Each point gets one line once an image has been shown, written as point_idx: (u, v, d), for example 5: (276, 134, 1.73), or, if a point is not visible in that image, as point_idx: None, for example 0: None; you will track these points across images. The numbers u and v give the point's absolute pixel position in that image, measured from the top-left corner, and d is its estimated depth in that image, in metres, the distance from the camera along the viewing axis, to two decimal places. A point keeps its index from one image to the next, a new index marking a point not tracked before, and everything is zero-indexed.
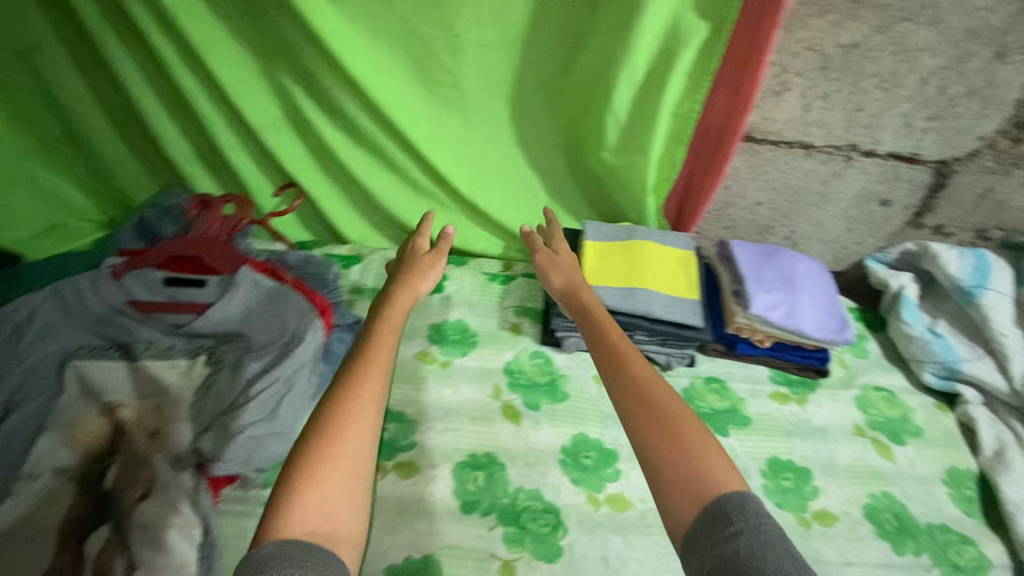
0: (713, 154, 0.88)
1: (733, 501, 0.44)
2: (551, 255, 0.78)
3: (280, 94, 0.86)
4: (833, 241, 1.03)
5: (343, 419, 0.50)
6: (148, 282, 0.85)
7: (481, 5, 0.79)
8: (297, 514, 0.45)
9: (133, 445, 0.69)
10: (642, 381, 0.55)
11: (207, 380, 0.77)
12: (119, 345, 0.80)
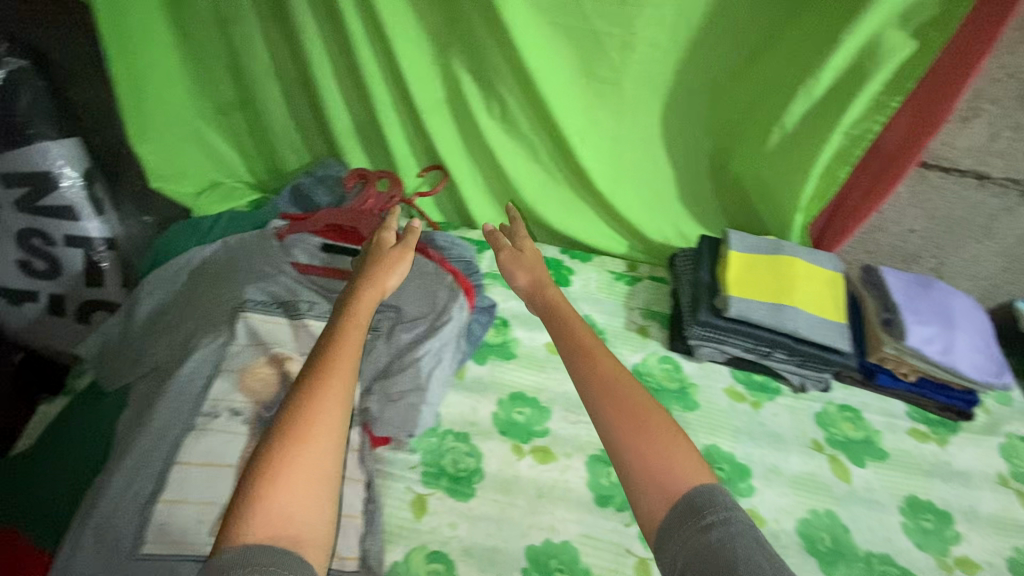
0: (882, 176, 0.85)
1: (702, 495, 0.43)
2: (512, 251, 0.70)
3: (448, 78, 0.89)
4: (984, 279, 0.98)
5: (303, 421, 0.47)
6: (307, 247, 0.90)
7: (665, 4, 0.78)
8: (259, 518, 0.42)
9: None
10: (615, 380, 0.52)
11: (365, 344, 0.80)
12: (282, 302, 0.84)
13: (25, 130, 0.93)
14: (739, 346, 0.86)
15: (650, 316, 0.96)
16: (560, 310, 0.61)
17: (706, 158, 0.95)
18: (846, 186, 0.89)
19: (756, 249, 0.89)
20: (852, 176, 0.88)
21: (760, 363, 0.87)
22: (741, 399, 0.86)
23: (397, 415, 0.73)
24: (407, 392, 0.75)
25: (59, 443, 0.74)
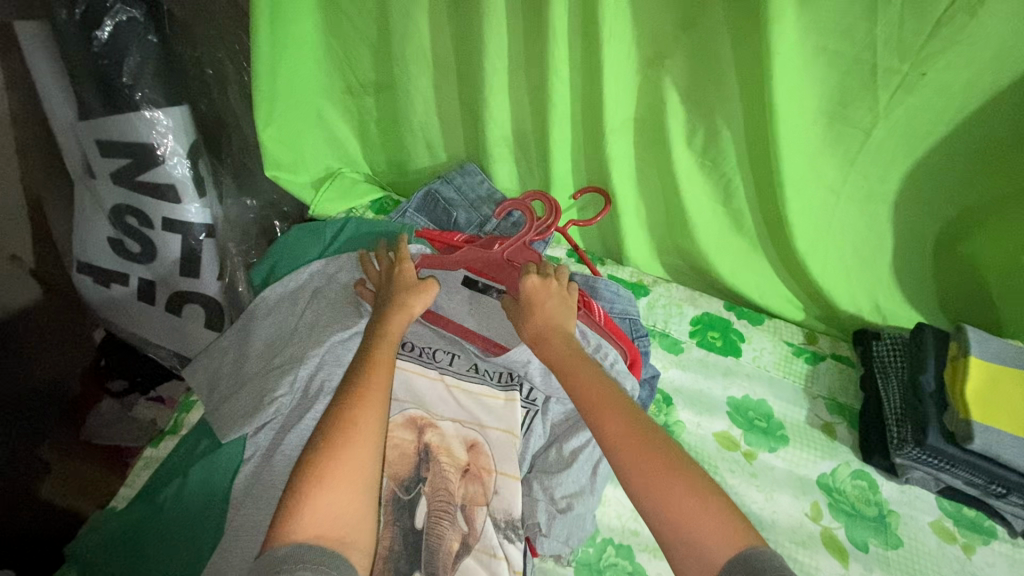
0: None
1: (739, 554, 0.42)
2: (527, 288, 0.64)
3: (652, 95, 0.71)
4: None
5: (347, 422, 0.50)
6: (445, 279, 0.75)
7: (988, 42, 0.57)
8: (307, 516, 0.45)
9: (455, 489, 0.62)
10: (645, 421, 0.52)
11: (524, 420, 0.67)
12: (424, 347, 0.72)
13: (131, 93, 0.78)
14: (961, 477, 0.70)
15: (837, 411, 0.80)
16: (570, 357, 0.58)
17: (945, 229, 0.74)
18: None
19: (1006, 356, 0.70)
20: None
21: (982, 498, 0.71)
22: (952, 538, 0.70)
23: (565, 527, 0.60)
24: (572, 494, 0.61)
25: (162, 501, 0.61)
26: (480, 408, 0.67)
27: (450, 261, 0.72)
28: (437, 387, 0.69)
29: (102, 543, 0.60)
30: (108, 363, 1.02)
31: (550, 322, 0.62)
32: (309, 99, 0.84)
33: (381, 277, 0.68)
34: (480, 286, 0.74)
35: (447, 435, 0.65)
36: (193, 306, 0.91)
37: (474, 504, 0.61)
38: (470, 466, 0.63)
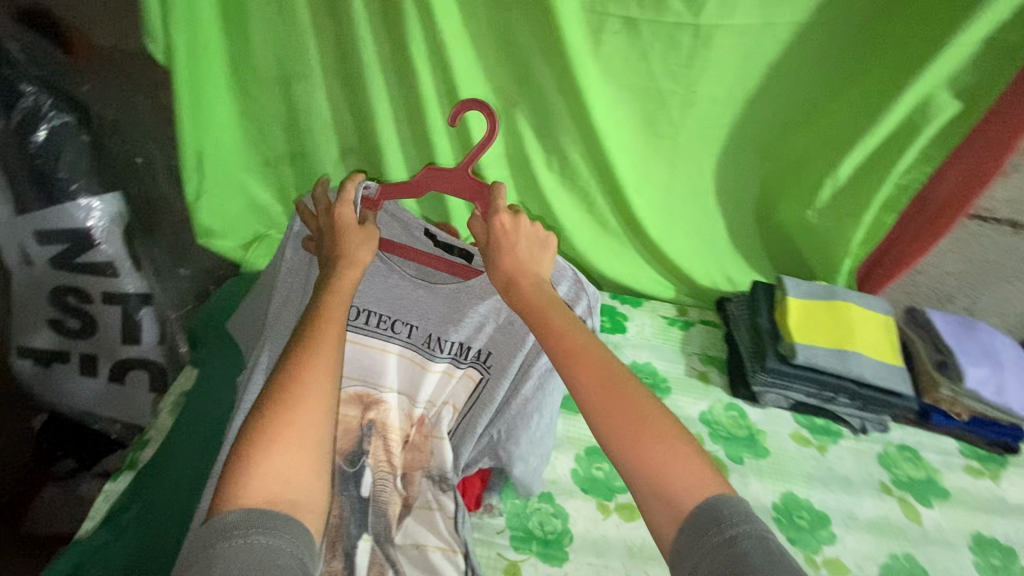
0: (927, 225, 0.89)
1: (708, 510, 0.45)
2: (498, 228, 0.67)
3: (511, 134, 0.90)
4: (1014, 316, 1.03)
5: (296, 388, 0.50)
6: (407, 227, 0.75)
7: (728, 67, 0.82)
8: (254, 481, 0.45)
9: (396, 460, 0.74)
10: (612, 377, 0.54)
11: (465, 395, 0.76)
12: (381, 317, 0.75)
13: (68, 185, 0.89)
14: (802, 391, 0.88)
15: (708, 361, 0.98)
16: (547, 306, 0.60)
17: (757, 205, 0.97)
18: (893, 234, 0.93)
19: (815, 291, 0.91)
20: (895, 226, 0.92)
21: (822, 407, 0.90)
22: (807, 443, 0.88)
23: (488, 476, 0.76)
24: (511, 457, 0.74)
25: (123, 524, 0.76)
26: (420, 386, 0.76)
27: (409, 193, 0.72)
28: (390, 360, 0.76)
29: (72, 565, 0.72)
30: (50, 446, 1.03)
31: (522, 270, 0.64)
32: (229, 174, 0.97)
33: (323, 228, 0.70)
34: (441, 243, 0.75)
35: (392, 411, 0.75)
36: (137, 371, 1.00)
37: (409, 468, 0.75)
38: (411, 436, 0.76)
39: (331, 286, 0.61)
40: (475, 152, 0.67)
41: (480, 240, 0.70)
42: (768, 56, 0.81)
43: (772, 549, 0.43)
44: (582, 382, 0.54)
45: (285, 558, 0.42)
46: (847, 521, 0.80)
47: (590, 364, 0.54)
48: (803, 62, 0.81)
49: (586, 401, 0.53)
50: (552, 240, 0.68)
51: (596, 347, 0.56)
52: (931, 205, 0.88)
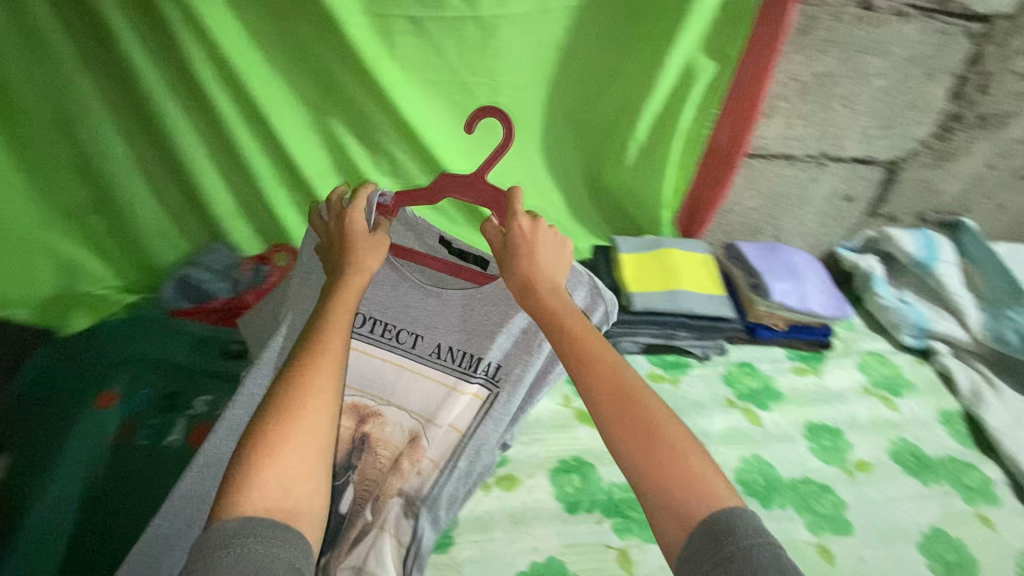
0: (722, 172, 1.00)
1: (723, 521, 0.44)
2: (517, 232, 0.60)
3: (330, 143, 0.91)
4: (811, 235, 1.21)
5: (297, 397, 0.48)
6: (421, 236, 0.73)
7: (521, 54, 0.88)
8: (254, 490, 0.43)
9: (376, 477, 0.73)
10: (626, 381, 0.53)
11: (474, 417, 0.74)
12: (387, 326, 0.73)
13: None
14: (649, 334, 0.97)
15: None
16: (557, 310, 0.57)
17: (585, 175, 1.05)
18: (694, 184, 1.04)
19: (643, 244, 1.01)
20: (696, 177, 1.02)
21: (669, 345, 0.99)
22: (662, 380, 0.97)
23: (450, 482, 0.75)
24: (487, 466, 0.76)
25: None
26: (440, 406, 0.74)
27: (425, 199, 0.66)
28: (397, 375, 0.74)
29: None
30: None
31: (545, 273, 0.60)
32: (25, 232, 0.88)
33: (329, 232, 0.65)
34: (457, 252, 0.72)
35: (388, 428, 0.74)
36: None
37: (387, 496, 0.73)
38: (402, 453, 0.74)
39: (333, 292, 0.59)
40: (500, 151, 0.60)
41: (492, 242, 0.63)
42: (553, 39, 0.88)
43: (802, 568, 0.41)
44: (602, 384, 0.53)
45: (277, 560, 0.40)
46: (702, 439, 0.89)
47: (607, 370, 0.53)
48: (584, 39, 0.89)
49: (601, 399, 0.52)
50: (570, 244, 0.63)
51: (614, 351, 0.55)
52: (723, 155, 0.98)
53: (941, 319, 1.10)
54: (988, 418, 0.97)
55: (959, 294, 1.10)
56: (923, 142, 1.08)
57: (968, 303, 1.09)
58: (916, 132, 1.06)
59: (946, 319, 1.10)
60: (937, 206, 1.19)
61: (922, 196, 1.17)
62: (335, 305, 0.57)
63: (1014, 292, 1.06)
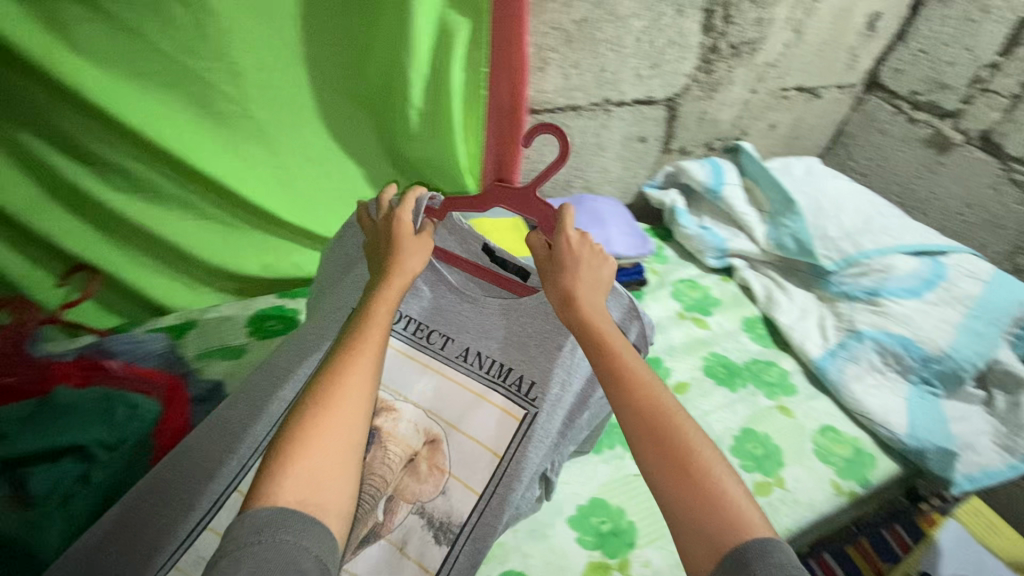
0: (503, 126, 0.83)
1: (755, 553, 0.46)
2: (563, 248, 0.66)
3: (37, 168, 0.77)
4: (618, 179, 1.28)
5: (335, 399, 0.54)
6: (464, 238, 0.78)
7: (247, 27, 0.73)
8: (288, 483, 0.49)
9: (392, 481, 0.72)
10: (662, 403, 0.55)
11: (511, 440, 0.73)
12: (419, 326, 0.79)
13: None
14: None
15: None
16: (587, 324, 0.62)
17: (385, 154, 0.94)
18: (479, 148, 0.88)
19: None
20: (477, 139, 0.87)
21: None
22: None
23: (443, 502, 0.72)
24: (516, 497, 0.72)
25: None
26: (466, 416, 0.75)
27: (471, 205, 0.73)
28: (421, 373, 0.78)
29: None
30: None
31: (586, 283, 0.65)
32: None
33: (376, 225, 0.74)
34: (496, 258, 0.77)
35: (402, 424, 0.74)
36: None
37: (402, 497, 0.72)
38: (417, 458, 0.74)
39: (376, 295, 0.65)
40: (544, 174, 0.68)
41: (537, 254, 0.69)
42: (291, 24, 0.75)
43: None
44: (643, 400, 0.56)
45: (302, 551, 0.45)
46: None
47: (638, 382, 0.57)
48: (319, 12, 0.76)
49: (633, 410, 0.55)
50: (612, 259, 0.67)
51: (643, 365, 0.59)
52: (497, 109, 0.83)
53: (735, 237, 1.21)
54: (780, 317, 1.08)
55: (746, 212, 1.20)
56: (692, 75, 1.15)
57: (755, 219, 1.20)
58: (684, 68, 1.12)
59: (739, 237, 1.21)
60: (719, 134, 1.30)
61: (704, 127, 1.27)
62: (392, 284, 0.66)
63: (786, 201, 1.18)
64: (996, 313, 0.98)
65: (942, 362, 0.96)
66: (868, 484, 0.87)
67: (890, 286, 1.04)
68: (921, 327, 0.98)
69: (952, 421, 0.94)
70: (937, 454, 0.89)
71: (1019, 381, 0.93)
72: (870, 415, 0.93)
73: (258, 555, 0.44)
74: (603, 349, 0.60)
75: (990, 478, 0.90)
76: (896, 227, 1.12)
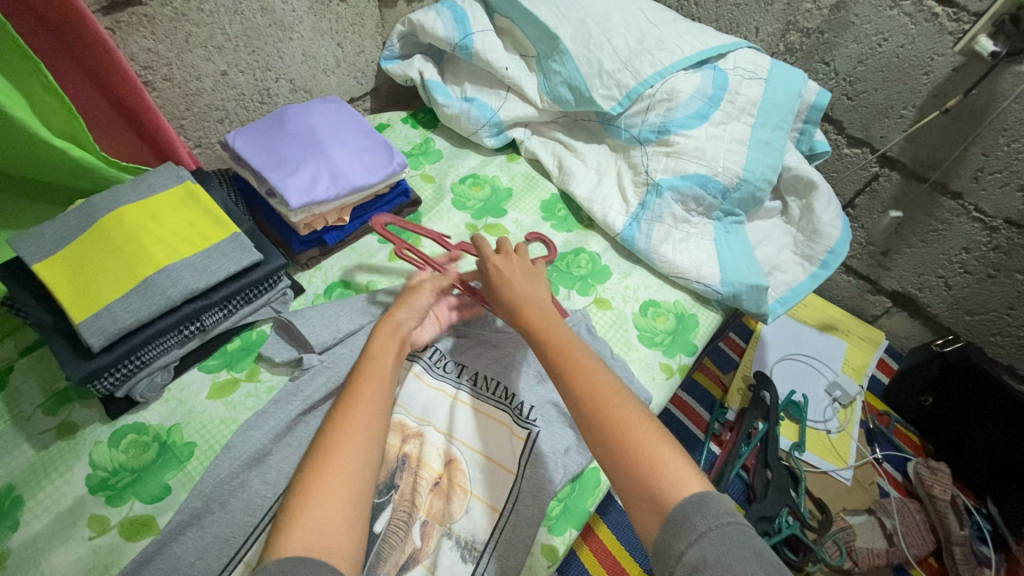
0: (71, 41, 0.60)
1: (690, 503, 0.44)
2: (492, 269, 0.67)
3: None
4: (338, 65, 0.93)
5: (336, 438, 0.51)
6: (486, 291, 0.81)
7: None
8: (296, 534, 0.44)
9: (421, 504, 0.63)
10: (591, 380, 0.54)
11: (520, 458, 0.67)
12: (437, 353, 0.75)
13: None
14: (172, 346, 0.66)
15: (61, 402, 0.66)
16: (533, 311, 0.62)
17: None
18: (62, 83, 0.63)
19: (69, 232, 0.63)
20: (54, 76, 0.62)
21: (211, 337, 0.71)
22: (234, 388, 0.70)
23: (445, 558, 0.60)
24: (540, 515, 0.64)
25: None
26: (482, 435, 0.69)
27: None
28: (442, 401, 0.71)
29: None
30: None
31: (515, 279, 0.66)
32: None
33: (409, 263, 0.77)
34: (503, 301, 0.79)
35: (428, 449, 0.67)
36: None
37: (435, 521, 0.63)
38: (443, 479, 0.65)
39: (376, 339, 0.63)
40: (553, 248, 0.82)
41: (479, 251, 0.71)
42: None
43: (764, 559, 0.41)
44: (561, 364, 0.56)
45: None
46: (309, 419, 0.68)
47: (561, 353, 0.57)
48: None
49: (566, 382, 0.55)
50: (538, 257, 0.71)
51: (576, 346, 0.58)
52: (31, 13, 0.56)
53: (505, 103, 0.97)
54: (576, 190, 0.93)
55: (509, 67, 0.94)
56: None
57: (522, 73, 0.95)
58: None
59: (511, 100, 0.97)
60: None
61: None
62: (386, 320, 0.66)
63: (549, 39, 0.92)
64: (779, 114, 0.89)
65: (740, 189, 0.88)
66: (694, 350, 0.81)
67: (676, 117, 0.89)
68: (714, 158, 0.88)
69: (756, 247, 0.90)
70: (749, 292, 0.84)
71: (808, 183, 0.89)
72: (682, 274, 0.85)
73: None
74: (539, 330, 0.60)
75: (798, 292, 0.88)
76: (672, 36, 0.92)
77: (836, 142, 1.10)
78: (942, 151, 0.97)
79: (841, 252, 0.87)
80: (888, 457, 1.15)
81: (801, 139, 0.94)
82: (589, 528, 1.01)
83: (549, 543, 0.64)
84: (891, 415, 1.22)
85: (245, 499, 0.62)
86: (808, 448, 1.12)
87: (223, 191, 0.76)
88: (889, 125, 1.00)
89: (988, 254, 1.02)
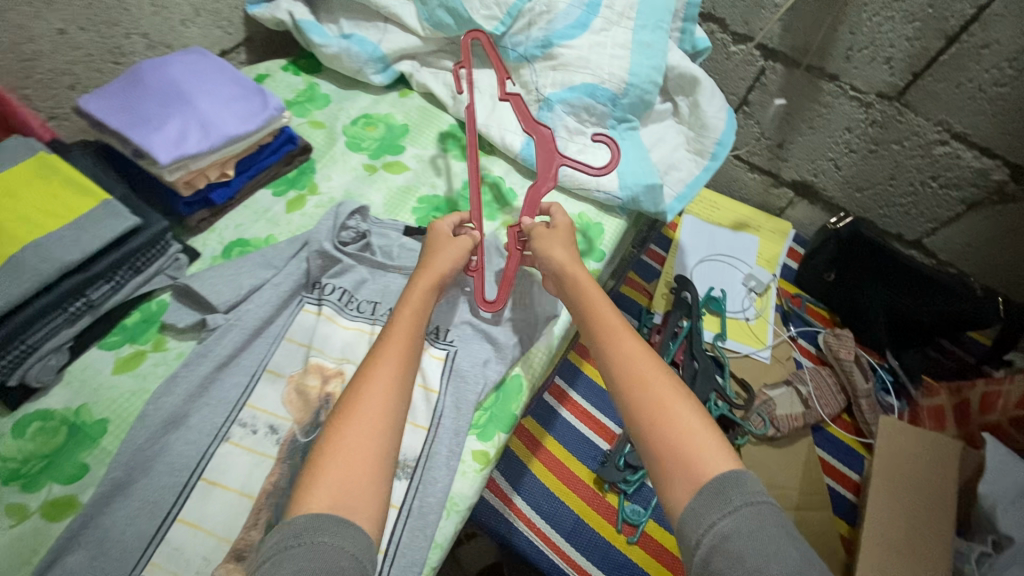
0: None
1: (726, 478, 0.46)
2: (535, 239, 0.72)
3: None
4: (197, 13, 0.87)
5: (355, 400, 0.53)
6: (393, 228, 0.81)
7: None
8: (319, 491, 0.47)
9: None
10: (626, 346, 0.58)
11: (441, 377, 0.69)
12: (349, 296, 0.74)
13: None
14: (60, 325, 0.64)
15: None
16: (581, 285, 0.66)
17: None
18: None
19: None
20: None
21: (104, 312, 0.68)
22: (140, 360, 0.68)
23: None
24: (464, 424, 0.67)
25: None
26: None
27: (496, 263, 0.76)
28: (363, 341, 0.72)
29: None
30: None
31: (558, 258, 0.69)
32: None
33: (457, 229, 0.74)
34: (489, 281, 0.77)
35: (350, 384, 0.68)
36: None
37: None
38: None
39: (406, 300, 0.64)
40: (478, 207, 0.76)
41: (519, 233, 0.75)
42: None
43: (796, 539, 0.43)
44: (601, 329, 0.61)
45: (342, 553, 0.44)
46: (224, 375, 0.67)
47: (604, 320, 0.61)
48: None
49: (606, 351, 0.59)
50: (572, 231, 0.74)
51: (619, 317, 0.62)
52: None
53: (386, 35, 0.94)
54: None
55: None
56: None
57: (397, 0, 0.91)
58: None
59: (391, 32, 0.93)
60: None
61: None
62: (420, 275, 0.66)
63: None
64: (657, 15, 0.89)
65: (628, 94, 0.89)
66: (603, 256, 0.85)
67: (557, 28, 0.89)
68: (599, 65, 0.88)
69: (651, 150, 0.92)
70: (647, 194, 0.87)
71: (692, 80, 0.91)
72: (583, 185, 0.87)
73: (299, 559, 0.43)
74: (588, 301, 0.64)
75: (693, 187, 0.92)
76: None
77: (723, 41, 1.13)
78: (812, 34, 1.01)
79: (728, 142, 0.92)
80: (802, 333, 1.25)
81: (683, 39, 0.96)
82: (538, 443, 1.06)
83: (479, 449, 0.67)
84: (802, 296, 1.31)
85: (169, 461, 0.62)
86: (730, 337, 1.21)
87: (88, 159, 0.71)
88: (765, 17, 1.04)
89: (867, 129, 1.09)
